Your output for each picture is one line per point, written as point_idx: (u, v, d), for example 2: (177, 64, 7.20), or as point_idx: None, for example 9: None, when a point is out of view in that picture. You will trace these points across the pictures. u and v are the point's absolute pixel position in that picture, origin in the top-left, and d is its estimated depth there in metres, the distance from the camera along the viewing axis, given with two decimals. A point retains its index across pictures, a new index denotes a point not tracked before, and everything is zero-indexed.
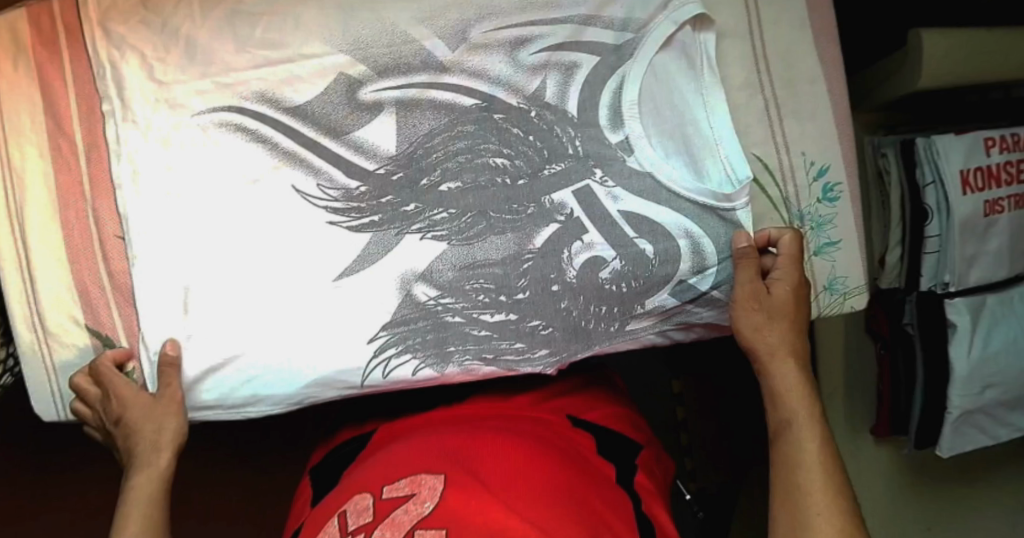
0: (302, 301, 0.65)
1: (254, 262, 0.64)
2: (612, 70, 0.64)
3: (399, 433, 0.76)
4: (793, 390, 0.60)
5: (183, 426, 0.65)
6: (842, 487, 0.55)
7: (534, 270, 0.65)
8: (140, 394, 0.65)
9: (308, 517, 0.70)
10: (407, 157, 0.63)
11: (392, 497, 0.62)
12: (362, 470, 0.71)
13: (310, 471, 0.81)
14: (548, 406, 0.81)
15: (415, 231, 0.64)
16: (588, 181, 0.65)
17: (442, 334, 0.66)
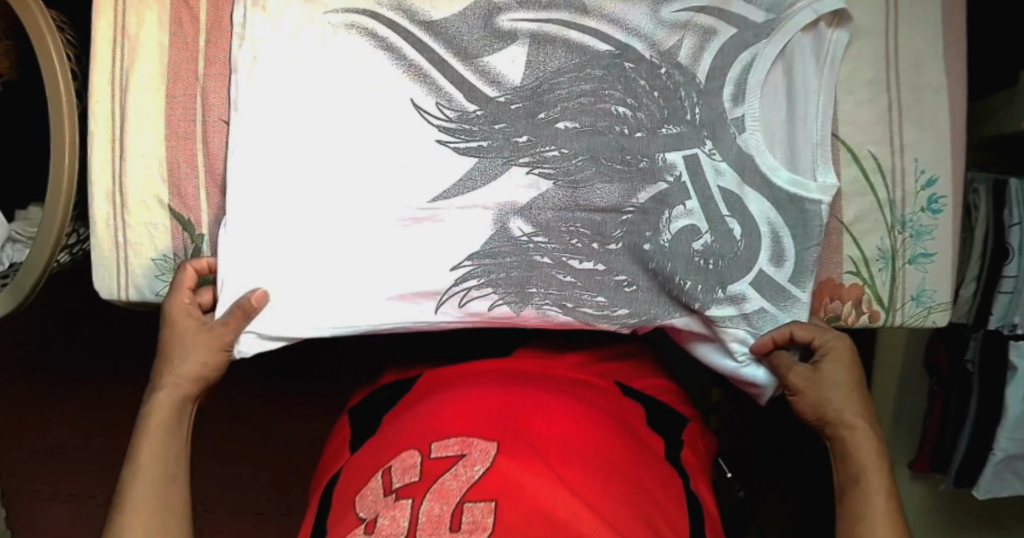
0: (392, 222, 0.63)
1: (349, 169, 0.63)
2: (745, 45, 0.63)
3: (445, 385, 0.60)
4: (864, 455, 0.58)
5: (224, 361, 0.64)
6: None
7: (632, 225, 0.63)
8: (193, 317, 0.64)
9: (347, 465, 0.55)
10: (531, 90, 0.62)
11: (440, 457, 0.49)
12: (401, 421, 0.56)
13: (349, 411, 0.66)
14: (597, 371, 0.67)
15: (523, 163, 0.63)
16: (698, 151, 0.63)
17: (527, 273, 0.64)
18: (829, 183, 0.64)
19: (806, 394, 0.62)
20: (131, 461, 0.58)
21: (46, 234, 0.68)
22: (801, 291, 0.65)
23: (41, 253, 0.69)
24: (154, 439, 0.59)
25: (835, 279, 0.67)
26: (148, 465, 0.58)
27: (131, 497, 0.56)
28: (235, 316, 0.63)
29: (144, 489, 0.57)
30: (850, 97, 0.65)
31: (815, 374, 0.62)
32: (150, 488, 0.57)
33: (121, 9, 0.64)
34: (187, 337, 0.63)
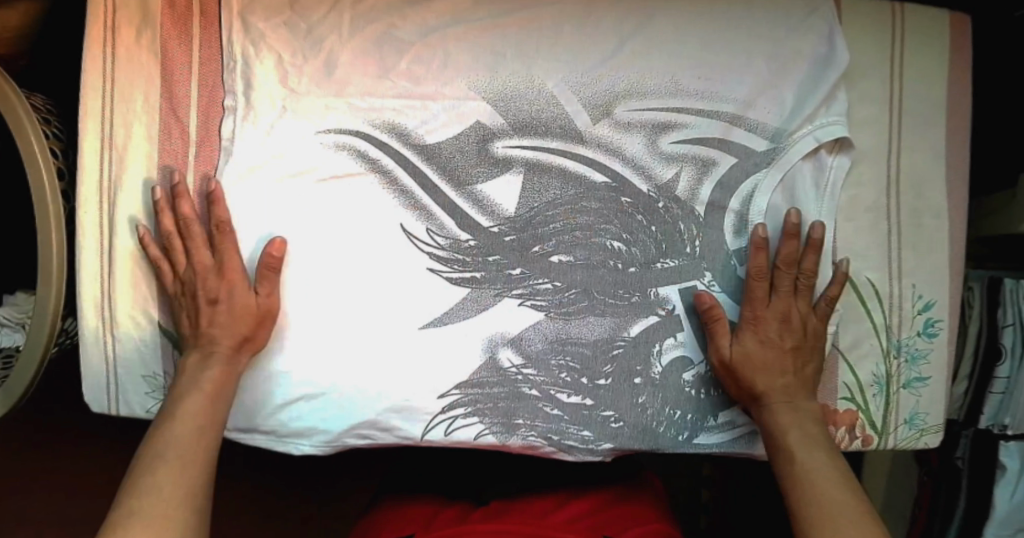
0: (385, 344, 0.62)
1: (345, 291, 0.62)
2: (747, 174, 0.62)
3: None
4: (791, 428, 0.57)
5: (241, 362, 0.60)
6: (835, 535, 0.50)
7: (623, 359, 0.62)
8: (246, 292, 0.60)
9: None
10: (525, 221, 0.61)
11: None
12: None
13: None
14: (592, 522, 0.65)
15: (515, 295, 0.62)
16: (696, 283, 0.62)
17: (514, 405, 0.63)
18: (831, 311, 0.63)
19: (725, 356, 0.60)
20: (140, 481, 0.52)
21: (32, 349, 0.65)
22: None
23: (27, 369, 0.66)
24: (165, 468, 0.53)
25: (829, 405, 0.65)
26: (158, 491, 0.52)
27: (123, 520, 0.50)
28: (272, 277, 0.60)
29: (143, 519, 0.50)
30: (848, 223, 0.65)
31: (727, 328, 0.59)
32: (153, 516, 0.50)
33: (107, 118, 0.62)
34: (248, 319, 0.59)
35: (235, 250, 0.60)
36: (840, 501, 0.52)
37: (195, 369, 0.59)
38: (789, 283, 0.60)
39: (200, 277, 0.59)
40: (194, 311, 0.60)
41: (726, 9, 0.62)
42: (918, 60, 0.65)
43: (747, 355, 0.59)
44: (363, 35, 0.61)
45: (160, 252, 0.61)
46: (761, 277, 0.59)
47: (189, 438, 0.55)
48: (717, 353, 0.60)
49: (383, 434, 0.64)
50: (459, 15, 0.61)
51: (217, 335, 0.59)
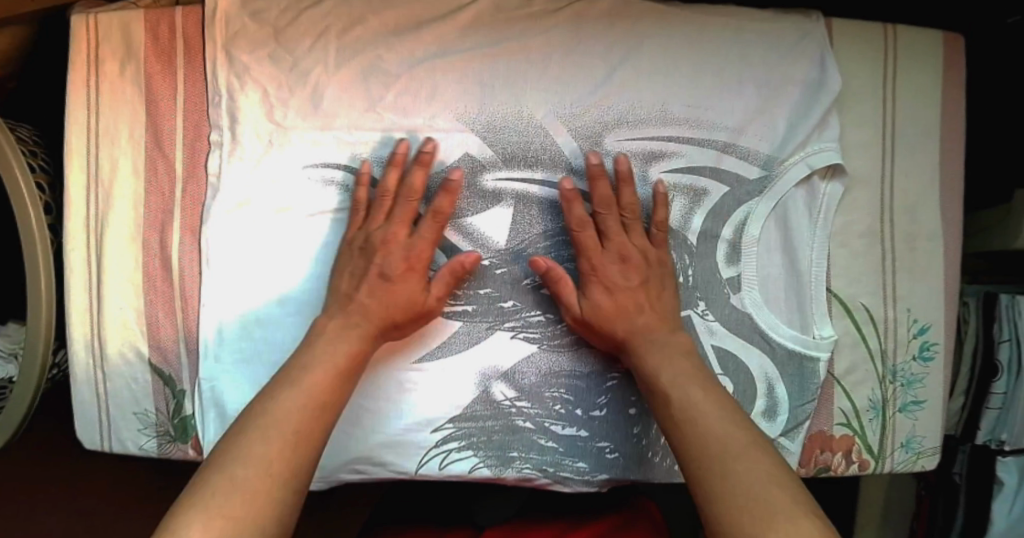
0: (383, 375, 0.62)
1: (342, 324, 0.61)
2: (738, 203, 0.62)
3: None
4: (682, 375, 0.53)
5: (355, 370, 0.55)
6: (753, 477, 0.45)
7: (617, 390, 0.62)
8: (418, 288, 0.57)
9: None
10: (516, 253, 0.61)
11: None
12: None
13: None
14: None
15: (508, 328, 0.61)
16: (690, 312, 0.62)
17: (508, 437, 0.62)
18: (826, 337, 0.63)
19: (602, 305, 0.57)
20: (241, 445, 0.48)
21: (22, 383, 0.64)
22: (789, 443, 0.64)
23: (16, 409, 0.65)
24: (274, 441, 0.48)
25: (826, 431, 0.65)
26: (246, 506, 0.44)
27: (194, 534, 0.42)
28: (453, 283, 0.58)
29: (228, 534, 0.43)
30: (842, 248, 0.64)
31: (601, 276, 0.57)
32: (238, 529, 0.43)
33: (94, 155, 0.62)
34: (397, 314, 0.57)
35: (431, 242, 0.57)
36: (733, 447, 0.47)
37: (307, 360, 0.54)
38: (619, 221, 0.58)
39: (386, 249, 0.56)
40: (361, 277, 0.57)
41: (714, 36, 0.61)
42: (911, 81, 0.64)
43: (605, 308, 0.57)
44: (350, 68, 0.60)
45: (366, 197, 0.59)
46: (579, 221, 0.57)
47: (293, 443, 0.49)
48: (570, 310, 0.58)
49: (377, 469, 0.63)
50: (445, 46, 0.60)
51: (370, 310, 0.56)
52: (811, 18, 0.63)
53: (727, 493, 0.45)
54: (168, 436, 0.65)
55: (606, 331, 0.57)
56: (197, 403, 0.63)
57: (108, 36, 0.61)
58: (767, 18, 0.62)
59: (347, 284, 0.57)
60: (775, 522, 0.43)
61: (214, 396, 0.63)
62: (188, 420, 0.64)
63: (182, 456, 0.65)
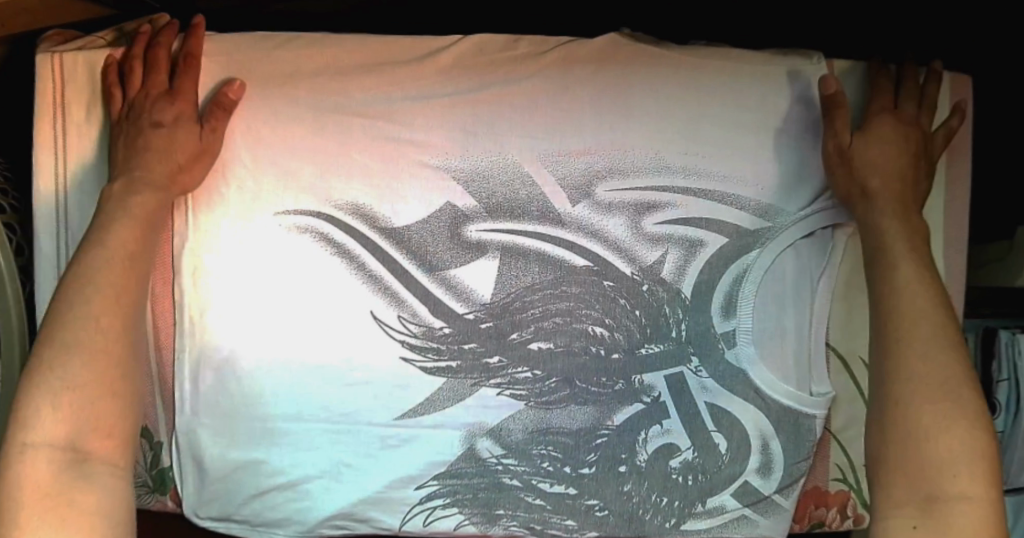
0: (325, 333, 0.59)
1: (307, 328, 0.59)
2: (738, 255, 0.59)
3: None
4: (916, 282, 0.51)
5: (152, 242, 0.55)
6: (944, 417, 0.46)
7: (607, 448, 0.60)
8: (192, 132, 0.56)
9: None
10: (502, 307, 0.59)
11: None
12: None
13: None
14: None
15: (493, 384, 0.59)
16: (683, 368, 0.60)
17: (494, 495, 0.60)
18: (822, 394, 0.61)
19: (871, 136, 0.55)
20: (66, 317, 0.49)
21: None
22: (784, 499, 0.62)
23: None
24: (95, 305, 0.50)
25: (821, 486, 0.63)
26: (85, 411, 0.47)
27: (36, 452, 0.46)
28: (222, 116, 0.57)
29: (74, 447, 0.46)
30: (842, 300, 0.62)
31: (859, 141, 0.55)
32: (84, 434, 0.47)
33: (63, 201, 0.59)
34: (183, 163, 0.56)
35: (192, 83, 0.57)
36: (936, 332, 0.49)
37: (98, 247, 0.52)
38: (912, 103, 0.57)
39: (150, 104, 0.56)
40: (133, 134, 0.56)
41: (708, 80, 0.58)
42: None
43: (861, 154, 0.55)
44: (327, 113, 0.58)
45: (118, 76, 0.58)
46: (882, 108, 0.57)
47: (106, 341, 0.50)
48: (834, 141, 0.56)
49: (359, 524, 0.62)
50: (426, 90, 0.58)
51: (151, 164, 0.55)
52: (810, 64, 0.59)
53: (921, 434, 0.47)
54: (146, 487, 0.63)
55: (847, 168, 0.56)
56: (176, 457, 0.62)
57: (75, 80, 0.59)
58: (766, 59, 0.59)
59: (122, 150, 0.56)
60: (952, 421, 0.46)
61: (191, 446, 0.61)
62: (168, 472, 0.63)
63: (160, 506, 0.64)
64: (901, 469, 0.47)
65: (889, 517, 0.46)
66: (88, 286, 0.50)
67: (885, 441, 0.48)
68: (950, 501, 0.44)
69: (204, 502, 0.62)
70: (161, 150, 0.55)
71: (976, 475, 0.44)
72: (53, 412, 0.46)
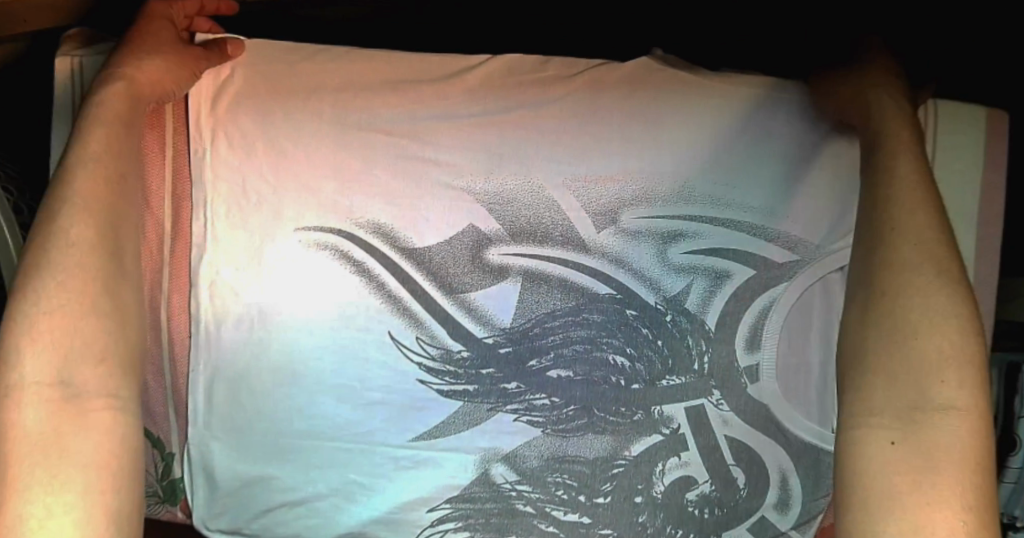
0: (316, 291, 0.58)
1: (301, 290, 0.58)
2: (765, 289, 0.58)
3: None
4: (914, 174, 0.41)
5: (128, 150, 0.47)
6: (943, 315, 0.35)
7: (624, 478, 0.59)
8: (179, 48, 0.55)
9: None
10: (521, 333, 0.58)
11: None
12: None
13: None
14: None
15: (510, 410, 0.58)
16: (704, 401, 0.59)
17: (507, 521, 0.59)
18: None
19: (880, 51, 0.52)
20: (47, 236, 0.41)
21: None
22: (800, 536, 0.61)
23: None
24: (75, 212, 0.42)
25: None
26: (68, 334, 0.38)
27: (22, 393, 0.37)
28: (219, 57, 0.57)
29: (68, 382, 0.38)
30: None
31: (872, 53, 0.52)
32: (74, 365, 0.38)
33: None
34: (159, 58, 0.53)
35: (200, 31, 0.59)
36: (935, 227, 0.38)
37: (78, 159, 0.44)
38: None
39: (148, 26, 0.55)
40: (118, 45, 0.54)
41: (739, 108, 0.57)
42: (948, 162, 0.60)
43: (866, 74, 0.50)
44: (352, 130, 0.57)
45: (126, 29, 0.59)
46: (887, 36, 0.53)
47: (79, 253, 0.41)
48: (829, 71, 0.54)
49: None
50: (453, 111, 0.57)
51: (132, 59, 0.51)
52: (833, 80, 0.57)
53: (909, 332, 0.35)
54: (157, 497, 0.62)
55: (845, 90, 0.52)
56: (186, 469, 0.61)
57: None
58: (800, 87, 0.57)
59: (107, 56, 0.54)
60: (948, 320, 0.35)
61: (202, 458, 0.60)
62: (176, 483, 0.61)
63: (170, 516, 0.63)
64: (882, 366, 0.35)
65: (863, 426, 0.34)
66: (59, 201, 0.42)
67: (864, 337, 0.37)
68: (937, 414, 0.33)
69: (213, 513, 0.62)
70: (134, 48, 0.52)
71: (970, 383, 0.34)
72: (30, 343, 0.38)
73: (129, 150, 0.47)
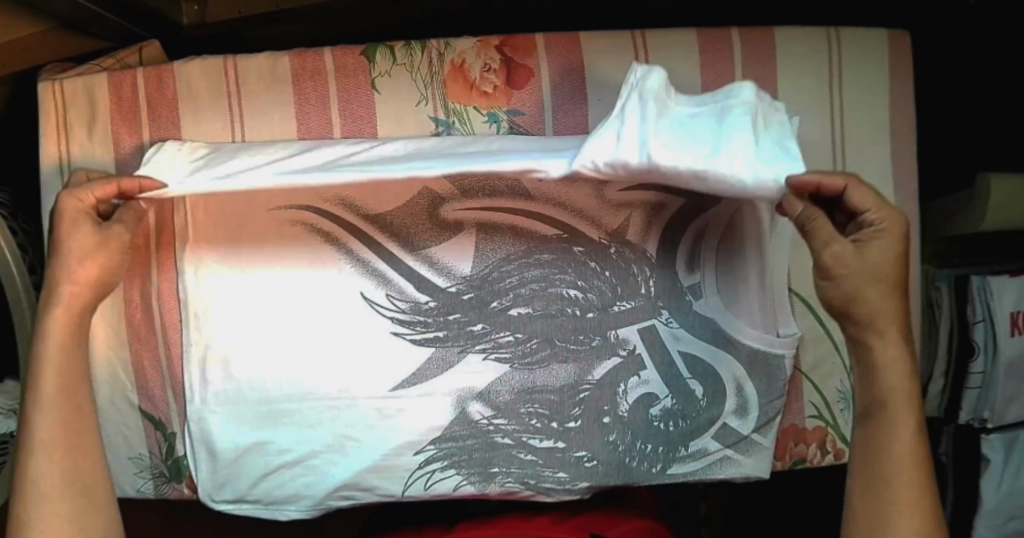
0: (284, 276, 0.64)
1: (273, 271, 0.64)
2: (697, 212, 0.64)
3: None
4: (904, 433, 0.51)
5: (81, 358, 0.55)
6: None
7: (590, 401, 0.64)
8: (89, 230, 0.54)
9: None
10: (481, 278, 0.63)
11: None
12: None
13: None
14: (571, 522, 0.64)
15: (479, 351, 0.64)
16: (655, 321, 0.64)
17: (489, 454, 0.64)
18: (789, 335, 0.65)
19: (841, 277, 0.50)
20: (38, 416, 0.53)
21: None
22: (762, 438, 0.66)
23: None
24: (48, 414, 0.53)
25: (798, 424, 0.67)
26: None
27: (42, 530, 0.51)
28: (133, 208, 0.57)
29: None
30: (799, 248, 0.66)
31: (857, 256, 0.50)
32: None
33: None
34: (87, 255, 0.54)
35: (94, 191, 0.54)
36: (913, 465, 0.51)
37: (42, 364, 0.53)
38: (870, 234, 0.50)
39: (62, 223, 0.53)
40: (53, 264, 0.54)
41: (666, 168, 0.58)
42: (857, 82, 0.65)
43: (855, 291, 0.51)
44: (304, 118, 0.64)
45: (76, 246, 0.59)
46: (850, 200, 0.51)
47: (60, 484, 0.52)
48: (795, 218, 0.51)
49: (364, 494, 0.65)
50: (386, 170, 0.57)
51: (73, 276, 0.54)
52: (786, 129, 0.52)
53: None
54: (163, 477, 0.67)
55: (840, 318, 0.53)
56: (188, 444, 0.65)
57: (74, 101, 0.65)
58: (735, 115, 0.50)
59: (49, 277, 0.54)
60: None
61: (202, 433, 0.65)
62: (181, 460, 0.66)
63: (178, 494, 0.67)
64: None
65: None
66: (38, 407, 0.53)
67: None
68: None
69: (217, 485, 0.65)
70: (56, 250, 0.53)
71: None
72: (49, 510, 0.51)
73: (83, 384, 0.55)
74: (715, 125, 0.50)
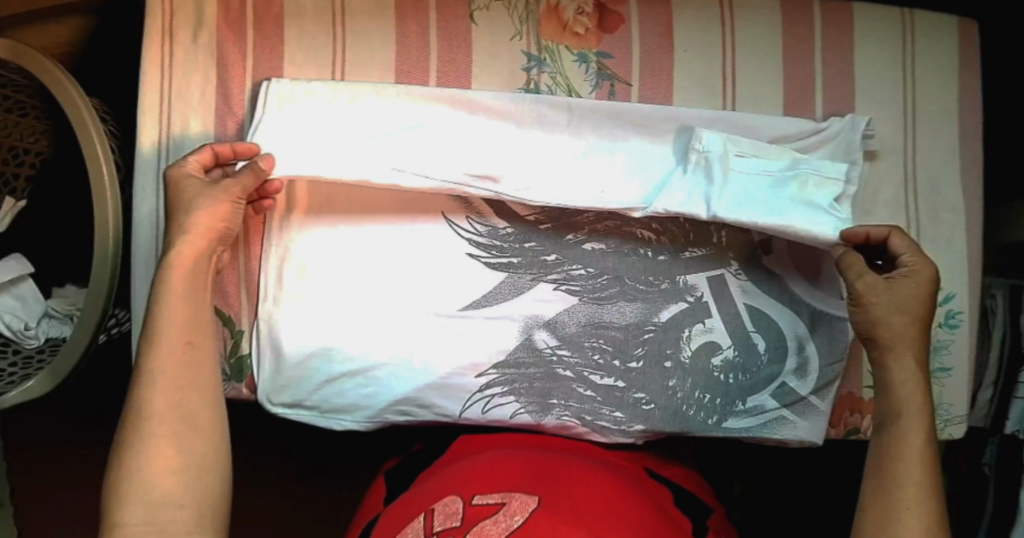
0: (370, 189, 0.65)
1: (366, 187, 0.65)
2: None
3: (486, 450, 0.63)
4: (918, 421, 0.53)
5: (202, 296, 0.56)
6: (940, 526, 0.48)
7: (653, 343, 0.65)
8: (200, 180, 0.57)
9: (384, 513, 0.58)
10: (560, 211, 0.65)
11: (481, 504, 0.51)
12: (442, 475, 0.59)
13: (383, 473, 0.68)
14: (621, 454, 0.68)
15: (550, 280, 0.65)
16: (724, 271, 0.66)
17: (549, 385, 0.65)
18: None
19: (869, 303, 0.56)
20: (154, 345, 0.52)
21: (73, 344, 0.65)
22: (818, 400, 0.66)
23: (67, 360, 0.66)
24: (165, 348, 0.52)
25: (855, 393, 0.68)
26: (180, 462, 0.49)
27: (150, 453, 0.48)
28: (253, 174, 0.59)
29: (149, 524, 0.46)
30: (869, 216, 0.67)
31: (888, 287, 0.56)
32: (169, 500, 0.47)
33: (165, 112, 0.65)
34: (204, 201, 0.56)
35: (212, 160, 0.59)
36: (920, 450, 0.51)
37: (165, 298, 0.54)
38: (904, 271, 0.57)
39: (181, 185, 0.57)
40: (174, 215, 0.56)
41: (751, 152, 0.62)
42: (927, 61, 0.67)
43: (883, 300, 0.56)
44: (404, 37, 0.66)
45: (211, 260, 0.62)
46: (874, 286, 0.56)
47: (170, 400, 0.51)
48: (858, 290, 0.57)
49: (422, 411, 0.66)
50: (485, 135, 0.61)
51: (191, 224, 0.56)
52: (854, 146, 0.64)
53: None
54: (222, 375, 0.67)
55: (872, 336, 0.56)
56: (255, 344, 0.66)
57: (182, 7, 0.66)
58: (792, 188, 0.61)
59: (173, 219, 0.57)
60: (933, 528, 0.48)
61: (272, 332, 0.65)
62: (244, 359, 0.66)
63: (234, 394, 0.68)
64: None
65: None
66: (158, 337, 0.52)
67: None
68: None
69: (276, 388, 0.66)
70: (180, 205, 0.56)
71: None
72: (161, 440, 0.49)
73: (203, 316, 0.55)
74: (776, 197, 0.60)
